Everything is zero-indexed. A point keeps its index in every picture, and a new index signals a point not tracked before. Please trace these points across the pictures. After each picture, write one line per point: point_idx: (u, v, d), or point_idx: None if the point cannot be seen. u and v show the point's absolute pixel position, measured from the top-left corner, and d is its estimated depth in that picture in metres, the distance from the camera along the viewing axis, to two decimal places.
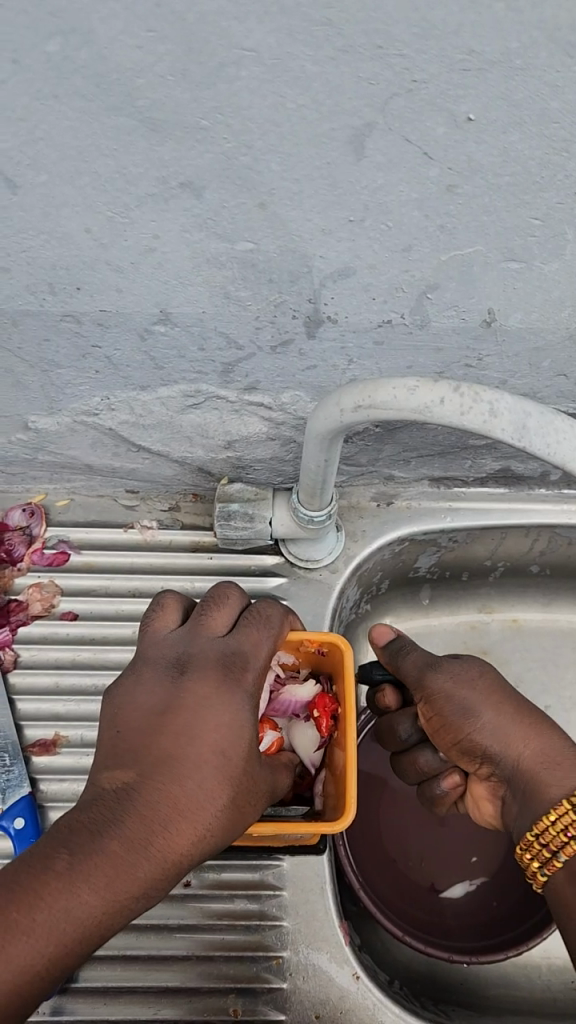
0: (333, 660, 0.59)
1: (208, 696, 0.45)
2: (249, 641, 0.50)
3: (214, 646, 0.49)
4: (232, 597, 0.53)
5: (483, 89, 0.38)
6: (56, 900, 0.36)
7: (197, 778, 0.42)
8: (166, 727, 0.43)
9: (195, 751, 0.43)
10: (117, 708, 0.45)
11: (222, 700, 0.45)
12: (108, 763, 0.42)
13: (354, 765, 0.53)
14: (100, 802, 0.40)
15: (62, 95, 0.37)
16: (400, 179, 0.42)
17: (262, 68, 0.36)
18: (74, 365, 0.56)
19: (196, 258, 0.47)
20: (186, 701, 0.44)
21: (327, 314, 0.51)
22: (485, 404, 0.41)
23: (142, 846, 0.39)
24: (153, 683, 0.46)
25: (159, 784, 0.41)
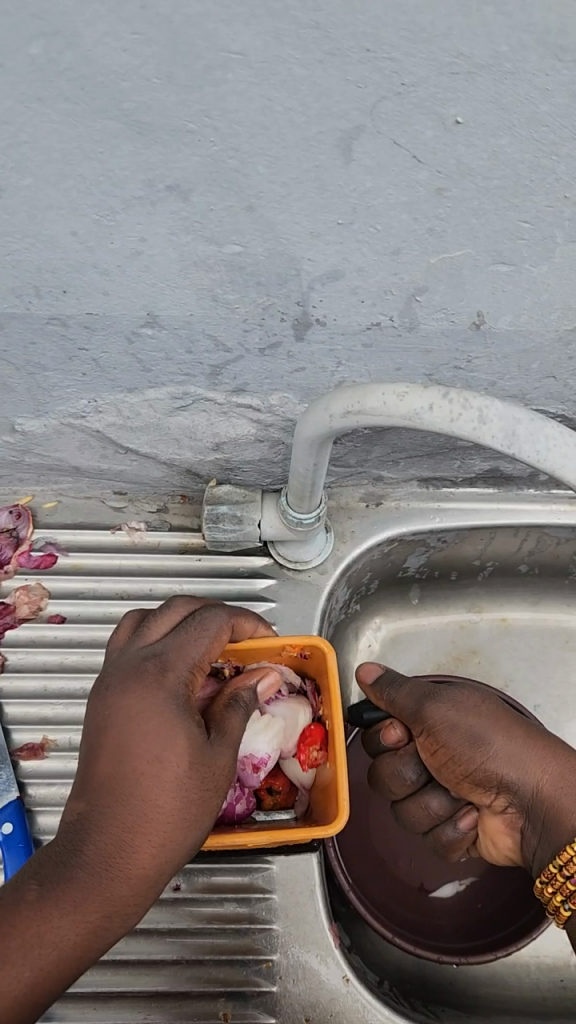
0: (317, 663, 0.58)
1: (138, 704, 0.45)
2: (175, 640, 0.49)
3: (145, 654, 0.48)
4: (178, 606, 0.52)
5: (472, 92, 0.37)
6: (49, 931, 0.40)
7: (133, 802, 0.43)
8: (112, 755, 0.44)
9: (137, 768, 0.43)
10: (80, 738, 0.47)
11: (152, 707, 0.45)
12: (71, 798, 0.45)
13: (345, 768, 0.53)
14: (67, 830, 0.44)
15: (46, 97, 0.37)
16: (389, 182, 0.42)
17: (249, 70, 0.36)
18: (61, 367, 0.56)
19: (184, 260, 0.46)
20: (122, 720, 0.45)
21: (316, 316, 0.51)
22: (475, 409, 0.41)
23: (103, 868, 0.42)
24: (95, 711, 0.46)
25: (102, 818, 0.43)
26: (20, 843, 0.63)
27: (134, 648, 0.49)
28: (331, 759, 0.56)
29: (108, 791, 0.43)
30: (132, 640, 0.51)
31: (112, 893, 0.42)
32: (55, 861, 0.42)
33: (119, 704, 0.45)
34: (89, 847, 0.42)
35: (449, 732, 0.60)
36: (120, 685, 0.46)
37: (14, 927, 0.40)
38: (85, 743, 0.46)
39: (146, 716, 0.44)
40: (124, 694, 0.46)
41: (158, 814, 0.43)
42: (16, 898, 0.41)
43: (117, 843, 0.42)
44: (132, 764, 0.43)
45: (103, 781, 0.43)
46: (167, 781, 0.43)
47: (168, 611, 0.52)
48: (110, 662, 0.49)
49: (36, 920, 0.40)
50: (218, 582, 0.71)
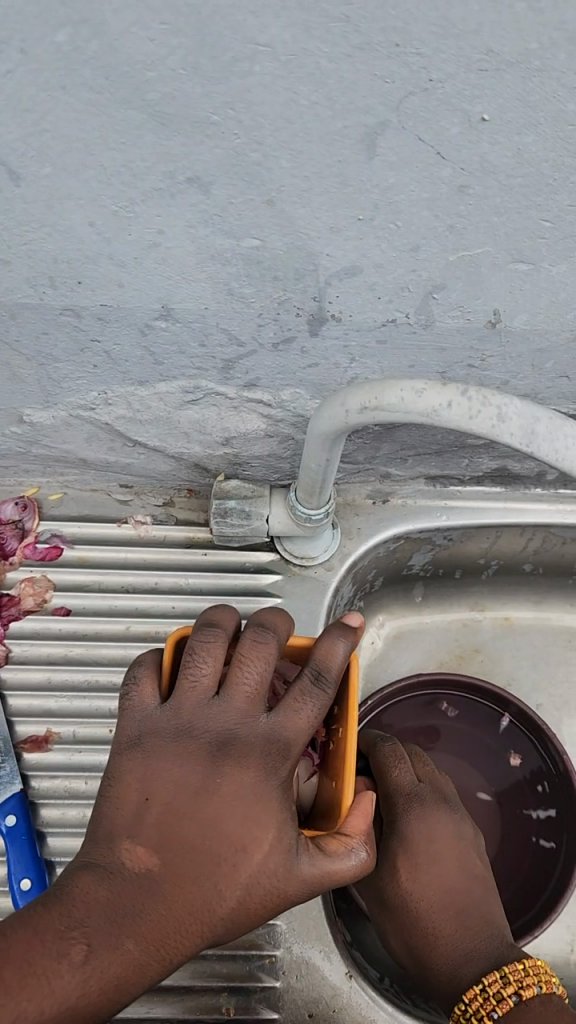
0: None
1: (243, 793, 0.44)
2: (292, 719, 0.47)
3: (218, 719, 0.46)
4: (217, 650, 0.48)
5: (498, 88, 0.37)
6: (72, 981, 0.38)
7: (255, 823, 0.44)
8: (193, 795, 0.44)
9: (214, 824, 0.44)
10: (155, 790, 0.45)
11: (259, 795, 0.45)
12: (134, 841, 0.43)
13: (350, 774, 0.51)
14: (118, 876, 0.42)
15: (70, 86, 0.37)
16: (412, 178, 0.41)
17: (276, 63, 0.36)
18: (72, 358, 0.55)
19: (201, 253, 0.46)
20: (172, 774, 0.45)
21: (331, 312, 0.51)
22: (494, 408, 0.41)
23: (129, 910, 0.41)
24: (146, 784, 0.45)
25: (208, 851, 0.43)
26: (24, 835, 0.63)
27: (237, 705, 0.47)
28: (333, 757, 0.54)
29: (155, 829, 0.43)
30: (181, 683, 0.47)
31: (169, 921, 0.42)
32: (106, 907, 0.41)
33: (222, 787, 0.44)
34: (109, 894, 0.41)
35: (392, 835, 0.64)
36: (232, 759, 0.45)
37: (53, 982, 0.38)
38: (138, 789, 0.45)
39: (251, 791, 0.44)
40: (182, 739, 0.46)
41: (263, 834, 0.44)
42: (60, 941, 0.39)
43: (177, 884, 0.42)
44: (217, 825, 0.44)
45: (161, 822, 0.44)
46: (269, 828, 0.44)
47: (220, 652, 0.48)
48: (155, 718, 0.47)
49: (74, 972, 0.38)
50: (223, 577, 0.71)
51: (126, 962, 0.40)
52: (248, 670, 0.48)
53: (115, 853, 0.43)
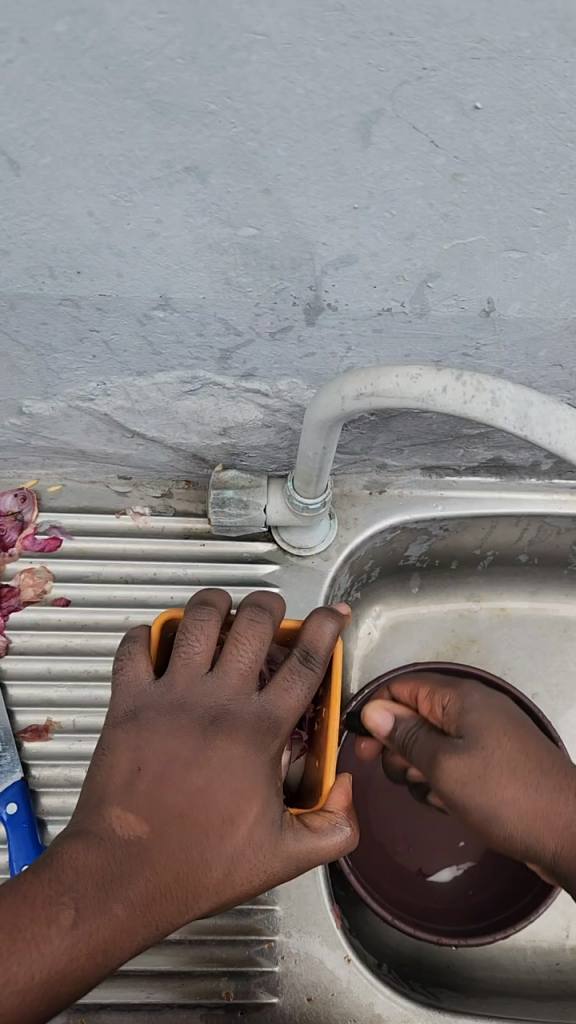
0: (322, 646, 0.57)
1: (232, 767, 0.45)
2: (283, 699, 0.48)
3: (211, 694, 0.47)
4: (213, 627, 0.49)
5: (491, 77, 0.38)
6: (63, 943, 0.39)
7: (242, 795, 0.45)
8: (183, 767, 0.45)
9: (203, 796, 0.45)
10: (146, 760, 0.45)
11: (248, 769, 0.46)
12: (125, 810, 0.44)
13: (333, 753, 0.52)
14: (107, 844, 0.43)
15: (69, 75, 0.37)
16: (406, 167, 0.42)
17: (273, 52, 0.36)
18: (71, 348, 0.56)
19: (199, 243, 0.47)
20: (163, 745, 0.46)
21: (328, 301, 0.51)
22: (488, 393, 0.41)
23: (117, 876, 0.42)
24: (136, 755, 0.46)
25: (196, 821, 0.44)
26: (25, 824, 0.64)
27: (230, 681, 0.48)
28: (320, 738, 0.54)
29: (145, 798, 0.44)
30: (176, 659, 0.48)
31: (156, 887, 0.43)
32: (94, 871, 0.42)
33: (212, 761, 0.45)
34: (97, 860, 0.42)
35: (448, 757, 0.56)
36: (222, 734, 0.46)
37: (46, 942, 0.39)
38: (129, 757, 0.46)
39: (242, 765, 0.46)
40: (174, 712, 0.47)
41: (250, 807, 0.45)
42: (50, 905, 0.40)
43: (166, 853, 0.43)
44: (207, 798, 0.45)
45: (152, 792, 0.44)
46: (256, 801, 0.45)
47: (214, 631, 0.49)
48: (148, 690, 0.48)
49: (66, 935, 0.40)
50: (221, 568, 0.72)
51: (114, 926, 0.41)
52: (243, 648, 0.49)
53: (105, 821, 0.44)
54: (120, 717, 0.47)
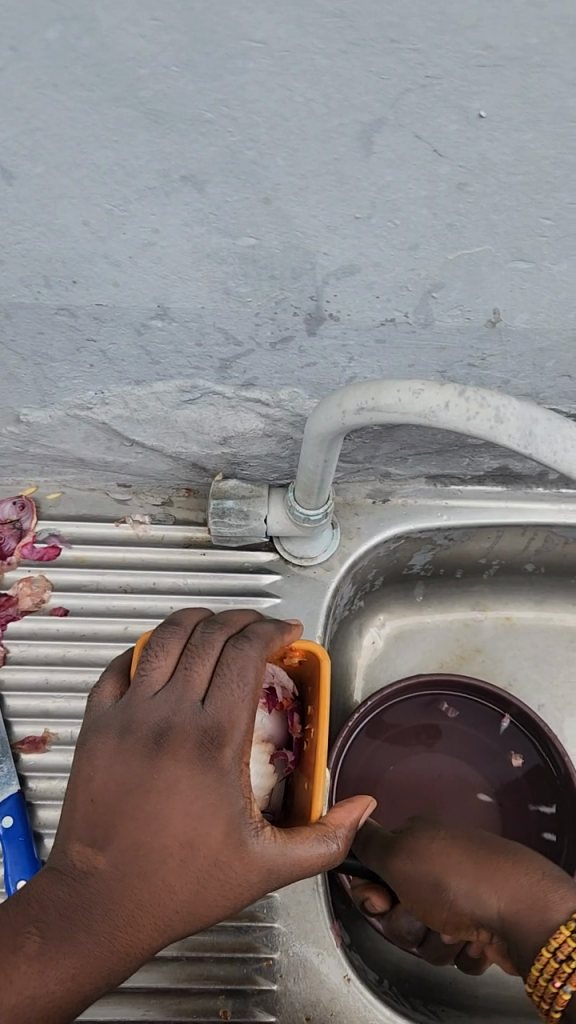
0: (308, 669, 0.58)
1: (183, 782, 0.43)
2: (226, 705, 0.45)
3: (160, 710, 0.45)
4: (172, 644, 0.48)
5: (498, 86, 0.36)
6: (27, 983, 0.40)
7: (201, 814, 0.43)
8: (137, 789, 0.44)
9: (155, 817, 0.43)
10: (100, 781, 0.44)
11: (199, 783, 0.43)
12: (83, 839, 0.43)
13: (323, 775, 0.52)
14: (70, 878, 0.43)
15: (61, 83, 0.36)
16: (409, 177, 0.41)
17: (271, 59, 0.35)
18: (68, 358, 0.55)
19: (197, 253, 0.46)
20: (116, 770, 0.44)
21: (329, 311, 0.50)
22: (492, 410, 0.40)
23: (83, 906, 0.42)
24: (95, 782, 0.44)
25: (154, 845, 0.43)
26: (21, 838, 0.63)
27: (180, 694, 0.46)
28: (309, 762, 0.54)
29: (100, 825, 0.43)
30: (135, 679, 0.47)
31: (122, 916, 0.42)
32: (56, 905, 0.42)
33: (162, 779, 0.43)
34: (60, 891, 0.43)
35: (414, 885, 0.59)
36: (173, 749, 0.44)
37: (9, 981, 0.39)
38: (88, 785, 0.45)
39: (199, 785, 0.43)
40: (128, 733, 0.45)
41: (211, 826, 0.43)
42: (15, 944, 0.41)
43: (127, 884, 0.42)
44: (158, 818, 0.43)
45: (108, 817, 0.43)
46: (217, 818, 0.43)
47: (173, 649, 0.48)
48: (108, 713, 0.47)
49: (29, 973, 0.40)
50: (222, 577, 0.71)
51: (82, 957, 0.41)
52: (206, 663, 0.47)
53: (68, 855, 0.43)
54: (84, 746, 0.46)
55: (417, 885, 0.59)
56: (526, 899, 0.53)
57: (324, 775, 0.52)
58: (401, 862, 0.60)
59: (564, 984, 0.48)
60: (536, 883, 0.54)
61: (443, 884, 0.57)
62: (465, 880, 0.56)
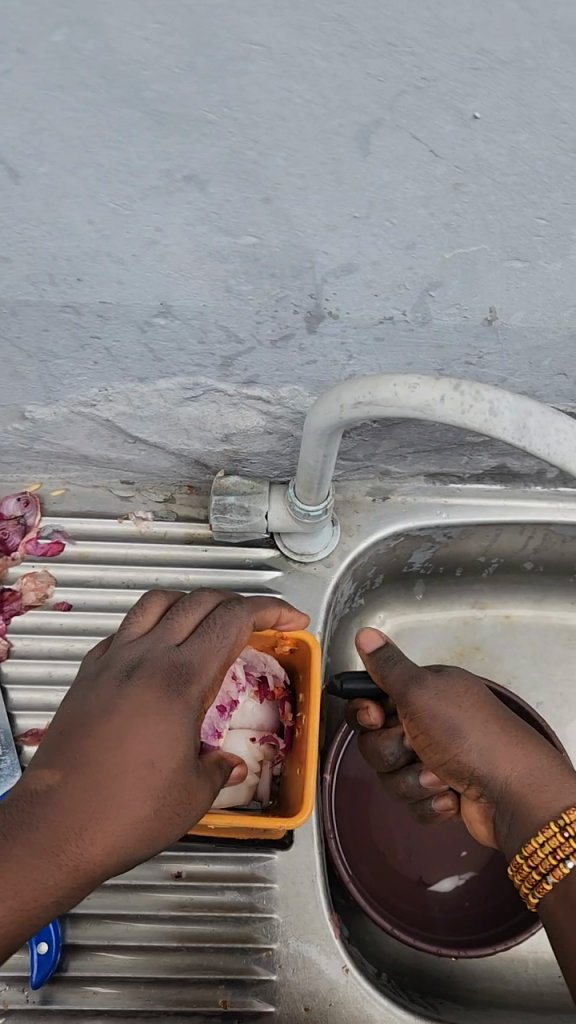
0: (298, 656, 0.60)
1: (143, 711, 0.44)
2: (203, 648, 0.49)
3: (137, 654, 0.48)
4: (155, 604, 0.52)
5: (492, 88, 0.37)
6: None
7: (156, 736, 0.44)
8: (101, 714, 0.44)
9: (116, 742, 0.43)
10: (70, 715, 0.45)
11: (160, 711, 0.44)
12: (41, 764, 0.43)
13: (315, 762, 0.53)
14: (19, 802, 0.42)
15: (67, 84, 0.37)
16: (406, 177, 0.42)
17: (271, 61, 0.36)
18: (73, 355, 0.56)
19: (199, 251, 0.47)
20: (85, 705, 0.45)
21: (329, 309, 0.51)
22: (487, 404, 0.41)
23: (27, 828, 0.41)
24: (62, 722, 0.45)
25: (109, 764, 0.43)
26: None
27: (159, 638, 0.49)
28: (302, 748, 0.56)
29: (62, 749, 0.43)
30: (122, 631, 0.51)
31: (69, 835, 0.41)
32: (2, 830, 0.41)
33: (127, 707, 0.44)
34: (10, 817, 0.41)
35: (432, 723, 0.56)
36: (141, 679, 0.46)
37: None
38: (58, 727, 0.45)
39: (159, 709, 0.45)
40: (101, 675, 0.47)
41: (166, 750, 0.44)
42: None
43: (77, 800, 0.42)
44: (118, 742, 0.43)
45: (69, 741, 0.44)
46: (173, 741, 0.44)
47: (151, 608, 0.52)
48: (88, 665, 0.49)
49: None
50: (223, 573, 0.72)
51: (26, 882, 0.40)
52: (196, 616, 0.51)
53: (24, 782, 0.43)
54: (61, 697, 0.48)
55: (432, 725, 0.56)
56: (520, 786, 0.52)
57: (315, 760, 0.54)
58: (427, 698, 0.57)
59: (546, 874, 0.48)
60: (541, 763, 0.52)
61: (460, 734, 0.55)
62: (480, 740, 0.55)
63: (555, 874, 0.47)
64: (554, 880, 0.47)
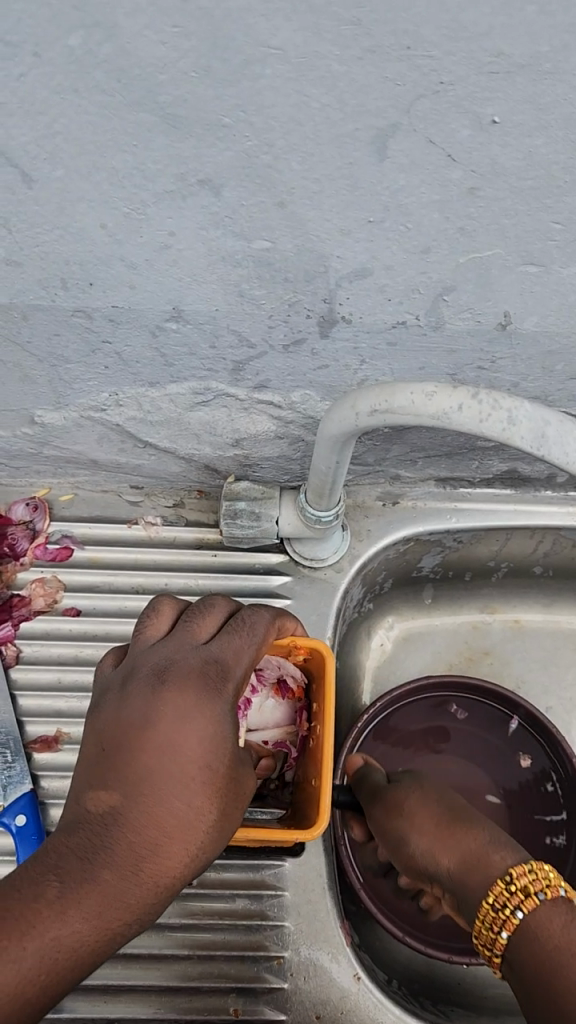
0: (314, 662, 0.59)
1: (186, 713, 0.43)
2: (232, 647, 0.48)
3: (162, 654, 0.46)
4: (167, 611, 0.51)
5: (510, 92, 0.37)
6: (48, 926, 0.37)
7: (200, 739, 0.43)
8: (138, 722, 0.43)
9: (166, 748, 0.42)
10: (104, 727, 0.44)
11: (203, 710, 0.43)
12: (95, 785, 0.42)
13: (327, 774, 0.53)
14: (86, 827, 0.41)
15: (82, 89, 0.37)
16: (422, 181, 0.41)
17: (287, 65, 0.36)
18: (84, 360, 0.56)
19: (212, 255, 0.46)
20: (118, 717, 0.43)
21: (342, 314, 0.51)
22: (504, 411, 0.41)
23: (101, 850, 0.40)
24: (97, 739, 0.44)
25: (163, 774, 0.42)
26: (34, 837, 0.63)
27: (181, 640, 0.48)
28: (317, 757, 0.56)
29: (111, 765, 0.42)
30: (138, 638, 0.49)
31: (140, 851, 0.41)
32: (75, 850, 0.40)
33: (168, 709, 0.43)
34: (80, 838, 0.40)
35: (390, 835, 0.61)
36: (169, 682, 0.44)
37: (34, 927, 0.37)
38: (95, 740, 0.44)
39: (196, 708, 0.43)
40: (127, 684, 0.45)
41: (212, 749, 0.43)
42: (34, 891, 0.38)
43: (141, 818, 0.41)
44: (167, 748, 0.42)
45: (115, 756, 0.42)
46: (216, 741, 0.43)
47: (165, 613, 0.50)
48: (107, 676, 0.47)
49: (55, 913, 0.38)
50: (232, 578, 0.71)
51: (116, 904, 0.39)
52: (219, 620, 0.50)
53: (82, 806, 0.42)
54: (88, 714, 0.46)
55: (389, 838, 0.62)
56: (461, 864, 0.56)
57: (330, 769, 0.53)
58: (379, 816, 0.63)
59: (500, 930, 0.51)
60: (481, 839, 0.57)
61: (404, 839, 0.60)
62: (425, 842, 0.59)
63: (508, 926, 0.51)
64: (507, 932, 0.51)
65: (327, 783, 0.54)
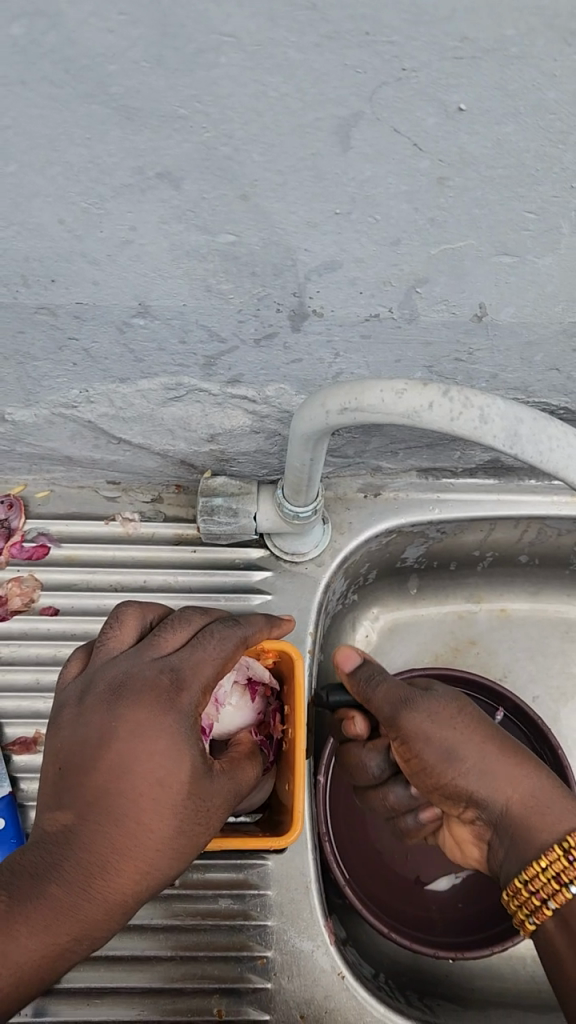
0: (284, 662, 0.59)
1: (139, 733, 0.42)
2: (194, 657, 0.47)
3: (119, 666, 0.46)
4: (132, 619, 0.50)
5: (475, 78, 0.35)
6: None
7: (156, 761, 0.42)
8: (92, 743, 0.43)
9: (115, 768, 0.42)
10: (59, 743, 0.44)
11: (155, 731, 0.43)
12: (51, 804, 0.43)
13: (301, 780, 0.54)
14: (42, 848, 0.41)
15: (29, 80, 0.35)
16: (389, 172, 0.40)
17: (242, 53, 0.34)
18: (51, 357, 0.54)
19: (175, 249, 0.45)
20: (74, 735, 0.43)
21: (313, 307, 0.49)
22: (476, 408, 0.39)
23: (54, 870, 0.41)
24: (55, 755, 0.44)
25: (116, 799, 0.42)
26: (12, 840, 0.62)
27: (140, 650, 0.47)
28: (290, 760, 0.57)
29: (66, 786, 0.42)
30: (101, 646, 0.48)
31: (91, 878, 0.41)
32: (29, 872, 0.41)
33: (118, 732, 0.43)
34: (35, 856, 0.41)
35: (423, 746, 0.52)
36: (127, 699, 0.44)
37: None
38: (52, 759, 0.44)
39: (151, 729, 0.43)
40: (83, 697, 0.45)
41: (170, 772, 0.43)
42: None
43: (93, 842, 0.41)
44: (116, 770, 0.42)
45: (71, 777, 0.42)
46: (172, 763, 0.43)
47: (129, 623, 0.50)
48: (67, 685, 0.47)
49: (1, 935, 0.38)
50: (213, 574, 0.70)
51: (71, 926, 0.40)
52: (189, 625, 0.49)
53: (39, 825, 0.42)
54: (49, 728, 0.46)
55: (428, 746, 0.52)
56: (519, 811, 0.50)
57: (303, 776, 0.55)
58: (420, 720, 0.53)
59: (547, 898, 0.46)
60: (529, 782, 0.51)
61: (459, 756, 0.52)
62: (479, 762, 0.52)
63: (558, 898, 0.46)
64: (556, 905, 0.46)
65: (302, 790, 0.55)
